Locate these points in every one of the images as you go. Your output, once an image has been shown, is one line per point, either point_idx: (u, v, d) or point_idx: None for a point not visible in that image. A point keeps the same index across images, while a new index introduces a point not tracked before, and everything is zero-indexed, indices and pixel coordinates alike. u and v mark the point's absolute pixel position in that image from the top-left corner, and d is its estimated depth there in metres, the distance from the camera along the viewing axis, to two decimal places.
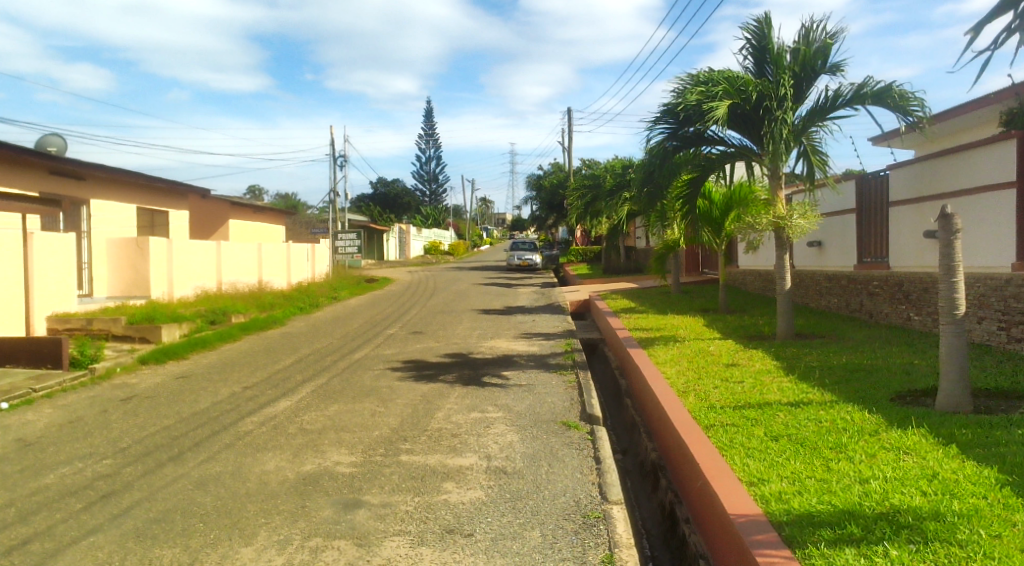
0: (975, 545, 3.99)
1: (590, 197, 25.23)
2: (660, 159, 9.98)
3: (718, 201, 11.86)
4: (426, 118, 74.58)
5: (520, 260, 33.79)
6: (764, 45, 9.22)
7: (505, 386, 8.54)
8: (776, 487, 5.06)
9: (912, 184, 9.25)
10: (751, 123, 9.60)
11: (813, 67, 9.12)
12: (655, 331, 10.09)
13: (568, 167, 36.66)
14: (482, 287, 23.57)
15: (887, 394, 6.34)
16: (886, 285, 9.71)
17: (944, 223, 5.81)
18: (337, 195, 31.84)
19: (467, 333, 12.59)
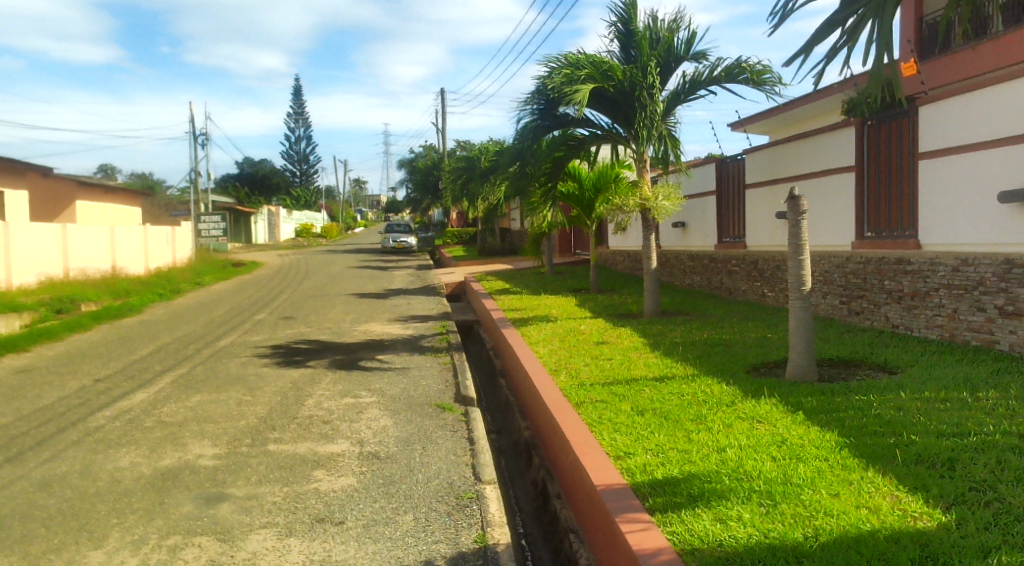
0: (817, 504, 4.47)
1: (464, 178, 24.90)
2: (531, 141, 10.08)
3: (588, 183, 12.07)
4: (298, 97, 72.70)
5: (394, 243, 33.40)
6: (632, 30, 9.44)
7: (378, 370, 8.43)
8: (641, 460, 5.30)
9: (764, 167, 9.78)
10: (616, 107, 9.84)
11: (672, 53, 9.45)
12: (530, 312, 10.21)
13: (442, 149, 36.67)
14: (356, 270, 23.13)
15: (744, 366, 6.69)
16: (741, 263, 10.23)
17: (792, 205, 6.10)
18: (198, 176, 30.29)
19: (340, 318, 12.35)
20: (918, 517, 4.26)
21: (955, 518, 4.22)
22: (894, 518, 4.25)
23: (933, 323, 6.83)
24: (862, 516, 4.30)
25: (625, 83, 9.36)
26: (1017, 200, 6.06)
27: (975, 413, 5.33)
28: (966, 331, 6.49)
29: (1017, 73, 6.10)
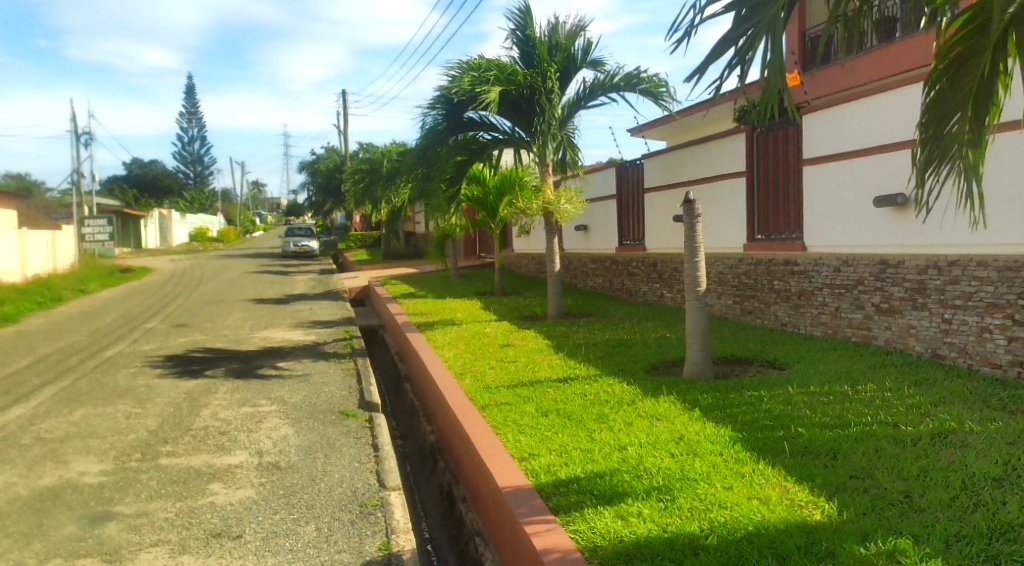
0: (712, 497, 4.64)
1: (368, 181, 24.64)
2: (436, 140, 10.16)
3: (491, 186, 12.10)
4: (189, 95, 70.25)
5: (296, 247, 32.61)
6: (530, 36, 9.51)
7: (278, 378, 8.22)
8: (545, 460, 5.36)
9: (661, 172, 10.08)
10: (519, 112, 9.94)
11: (571, 59, 9.68)
12: (435, 316, 10.17)
13: (343, 151, 36.26)
14: (254, 275, 22.49)
15: (644, 366, 6.87)
16: (642, 266, 10.55)
17: (689, 209, 6.30)
18: (80, 177, 28.69)
19: (238, 325, 11.95)
20: (805, 505, 4.49)
21: (837, 505, 4.47)
22: (782, 508, 4.47)
23: (817, 320, 7.39)
24: (753, 506, 4.50)
25: (526, 88, 9.51)
26: (889, 204, 6.57)
27: (855, 405, 5.66)
28: (846, 328, 7.04)
29: (890, 85, 6.53)
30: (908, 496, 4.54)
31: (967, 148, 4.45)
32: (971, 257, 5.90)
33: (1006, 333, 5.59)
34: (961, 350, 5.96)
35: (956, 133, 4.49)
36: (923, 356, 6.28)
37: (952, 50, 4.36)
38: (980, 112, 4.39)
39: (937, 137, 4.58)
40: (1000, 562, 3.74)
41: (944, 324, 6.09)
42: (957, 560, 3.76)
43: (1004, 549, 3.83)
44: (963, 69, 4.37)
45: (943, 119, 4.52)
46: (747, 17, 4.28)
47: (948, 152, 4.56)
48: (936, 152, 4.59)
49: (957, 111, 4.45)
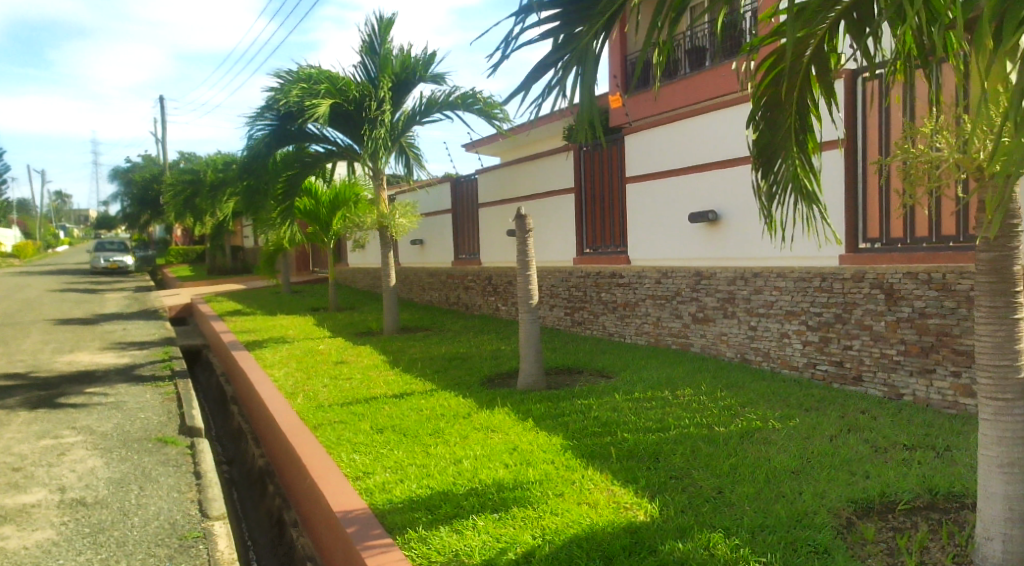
0: (544, 505, 4.76)
1: (189, 193, 23.69)
2: (261, 154, 10.14)
3: (325, 200, 12.21)
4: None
5: (107, 262, 30.31)
6: (379, 48, 9.68)
7: (85, 405, 7.56)
8: (380, 478, 5.27)
9: (495, 187, 10.48)
10: (352, 124, 10.14)
11: (411, 75, 9.86)
12: (264, 334, 9.73)
13: (163, 160, 34.38)
14: (56, 294, 20.60)
15: (480, 379, 6.97)
16: (477, 279, 10.88)
17: (520, 223, 6.47)
18: None
19: (39, 348, 10.85)
20: (630, 507, 4.71)
21: (659, 504, 4.72)
22: (609, 511, 4.65)
23: (641, 330, 8.06)
24: (582, 511, 4.66)
25: (359, 100, 9.74)
26: (702, 220, 7.22)
27: (674, 409, 6.04)
28: (667, 335, 7.74)
29: (703, 110, 7.19)
30: (720, 491, 4.88)
31: (799, 176, 4.78)
32: (772, 268, 6.66)
33: (802, 337, 6.40)
34: (764, 354, 6.74)
35: (787, 165, 4.84)
36: (733, 360, 7.03)
37: (764, 92, 4.75)
38: (801, 142, 4.76)
39: (771, 170, 4.95)
40: (797, 548, 4.11)
41: (751, 331, 6.85)
42: (761, 548, 4.10)
43: (801, 535, 4.22)
44: (776, 107, 4.77)
45: (772, 154, 4.88)
46: (561, 43, 4.10)
47: (784, 183, 4.90)
48: (776, 184, 4.92)
49: (780, 143, 4.82)
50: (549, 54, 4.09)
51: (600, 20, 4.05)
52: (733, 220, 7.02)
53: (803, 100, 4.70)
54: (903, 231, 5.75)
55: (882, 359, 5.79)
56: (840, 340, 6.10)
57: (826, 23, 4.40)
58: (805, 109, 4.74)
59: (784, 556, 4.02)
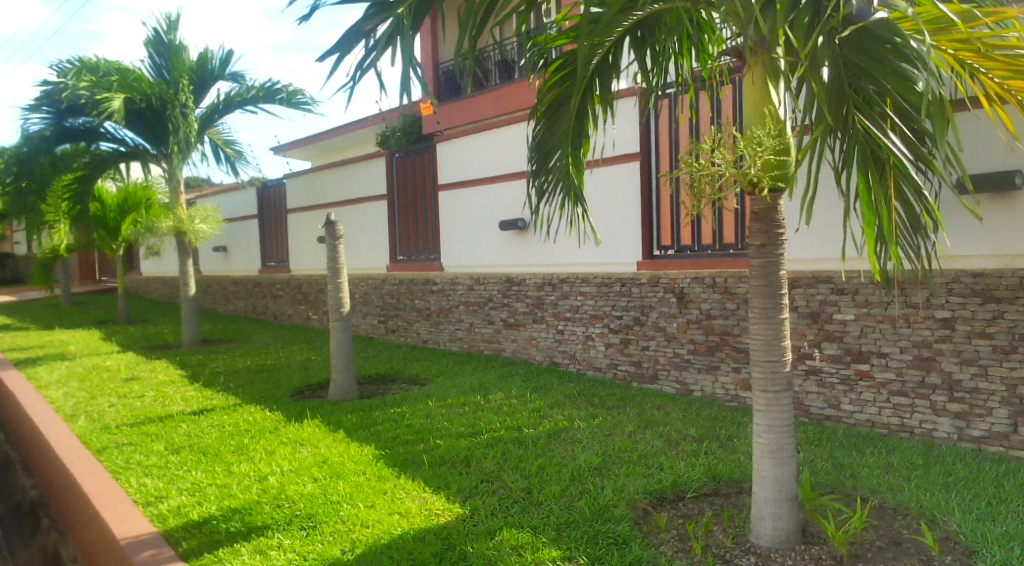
0: (355, 517, 4.64)
1: None
2: (40, 147, 9.44)
3: (112, 203, 11.53)
4: None
5: None
6: (167, 43, 9.28)
7: None
8: (175, 502, 4.90)
9: (302, 193, 10.96)
10: (146, 122, 9.63)
11: (208, 71, 9.67)
12: (39, 350, 8.81)
13: None
14: None
15: (288, 391, 6.76)
16: (286, 286, 11.36)
17: (330, 230, 6.35)
18: None
19: None
20: (441, 513, 4.70)
21: (469, 508, 4.75)
22: (420, 518, 4.62)
23: (455, 336, 8.25)
24: (394, 521, 4.58)
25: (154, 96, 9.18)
26: (513, 228, 7.50)
27: (486, 413, 6.18)
28: (481, 341, 7.96)
29: (510, 121, 7.52)
30: (529, 492, 5.00)
31: (568, 173, 5.26)
32: (577, 274, 7.02)
33: (605, 340, 6.78)
34: (571, 357, 7.10)
35: (561, 163, 5.32)
36: (542, 363, 7.37)
37: (549, 92, 5.26)
38: (576, 143, 5.26)
39: (545, 166, 5.40)
40: (599, 540, 4.30)
41: (558, 335, 7.20)
42: (567, 545, 4.24)
43: (602, 529, 4.41)
44: (560, 106, 5.28)
45: (547, 150, 5.37)
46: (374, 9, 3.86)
47: (554, 180, 5.39)
48: (547, 180, 5.40)
49: (557, 139, 5.30)
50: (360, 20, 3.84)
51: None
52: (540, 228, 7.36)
53: (584, 107, 5.21)
54: (690, 237, 6.24)
55: (674, 358, 6.26)
56: (638, 342, 6.51)
57: (613, 37, 4.91)
58: (585, 115, 5.25)
59: (587, 550, 4.18)
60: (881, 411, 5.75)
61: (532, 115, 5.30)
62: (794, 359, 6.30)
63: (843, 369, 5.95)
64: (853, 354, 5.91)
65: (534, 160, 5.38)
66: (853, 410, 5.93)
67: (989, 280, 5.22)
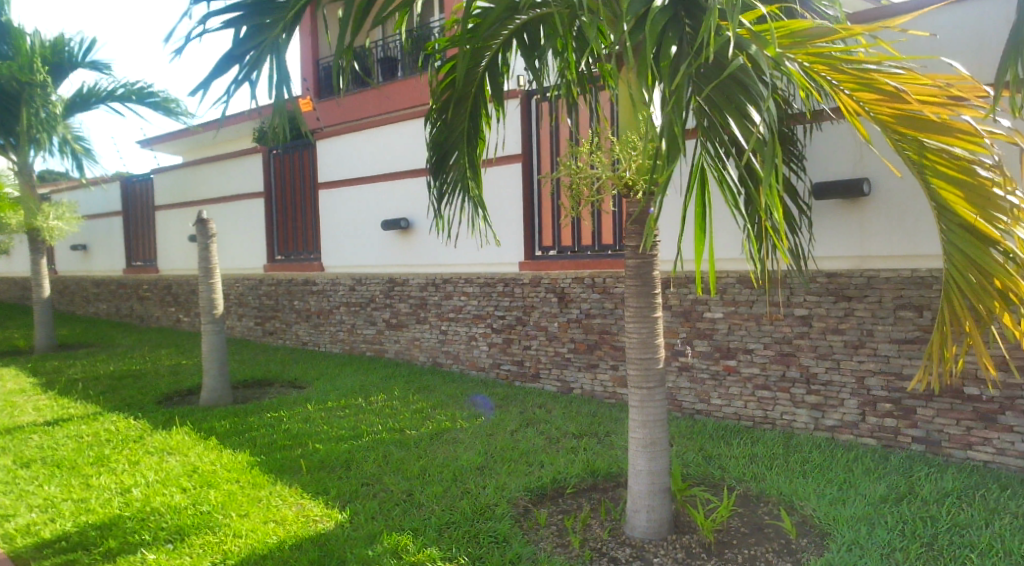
0: (227, 527, 4.45)
1: None
2: None
3: None
4: None
5: None
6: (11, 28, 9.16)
7: None
8: (24, 521, 4.54)
9: (172, 190, 10.76)
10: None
11: (67, 58, 9.50)
12: None
13: None
14: None
15: (154, 398, 6.45)
16: (154, 288, 11.17)
17: (202, 227, 6.25)
18: None
19: None
20: (319, 519, 4.58)
21: (349, 513, 4.65)
22: (298, 525, 4.48)
23: (336, 337, 8.37)
24: (269, 529, 4.42)
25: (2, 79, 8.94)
26: (395, 228, 7.53)
27: (367, 415, 6.12)
28: (363, 343, 8.03)
29: (394, 119, 7.61)
30: (410, 493, 4.96)
31: (467, 175, 5.17)
32: (460, 274, 7.08)
33: (487, 340, 6.88)
34: (455, 357, 7.17)
35: (458, 164, 5.21)
36: (426, 364, 7.42)
37: (444, 92, 5.06)
38: (472, 143, 5.16)
39: (442, 168, 5.24)
40: (479, 539, 4.31)
41: (442, 335, 7.25)
42: (447, 545, 4.22)
43: (483, 528, 4.42)
44: (456, 104, 5.06)
45: (445, 150, 5.20)
46: (246, 35, 3.70)
47: (453, 182, 5.26)
48: (446, 183, 5.25)
49: (455, 139, 5.15)
50: (233, 47, 3.67)
51: (287, 13, 3.70)
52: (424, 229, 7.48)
53: (478, 104, 5.11)
54: (569, 237, 6.38)
55: (556, 356, 6.41)
56: (520, 341, 6.64)
57: (501, 38, 4.83)
58: (478, 114, 5.16)
59: (468, 550, 4.18)
60: (747, 404, 6.10)
61: (426, 115, 5.08)
62: (667, 356, 6.59)
63: (713, 365, 6.27)
64: (721, 351, 6.25)
65: (431, 161, 5.20)
66: (721, 404, 6.26)
67: (841, 280, 5.63)
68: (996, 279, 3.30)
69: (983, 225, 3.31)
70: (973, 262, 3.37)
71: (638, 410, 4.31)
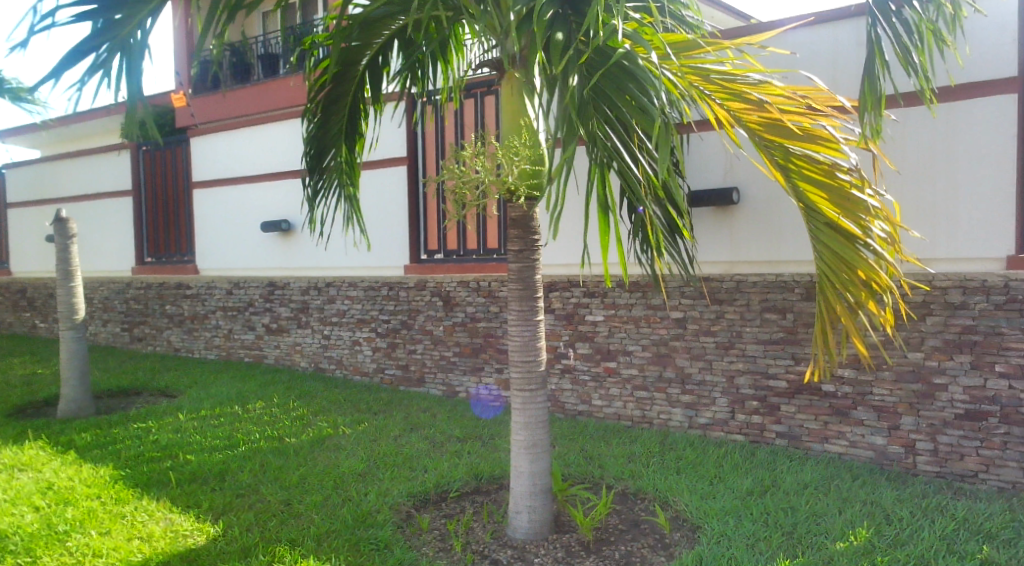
0: (84, 548, 4.17)
1: None
2: None
3: None
4: None
5: None
6: None
7: None
8: None
9: (30, 187, 10.14)
10: None
11: None
12: None
13: None
14: None
15: (7, 409, 6.02)
16: (7, 292, 10.45)
17: (61, 228, 5.96)
18: None
19: None
20: (190, 534, 4.37)
21: (222, 527, 4.45)
22: (165, 542, 4.25)
23: (212, 343, 8.21)
24: (133, 547, 4.17)
25: None
26: (275, 229, 7.43)
27: (243, 424, 5.94)
28: (239, 348, 7.94)
29: (269, 118, 7.52)
30: (288, 503, 4.80)
31: (343, 174, 5.05)
32: (343, 278, 7.08)
33: (371, 344, 6.88)
34: (338, 362, 7.14)
35: (334, 163, 5.07)
36: (307, 369, 7.37)
37: (322, 88, 4.84)
38: (350, 142, 5.03)
39: (318, 165, 5.08)
40: (359, 547, 4.23)
41: (324, 340, 7.24)
42: (325, 555, 4.12)
43: (363, 536, 4.33)
44: (334, 104, 4.91)
45: (321, 147, 5.04)
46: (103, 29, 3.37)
47: (330, 179, 5.11)
48: (321, 180, 5.10)
49: (332, 137, 5.00)
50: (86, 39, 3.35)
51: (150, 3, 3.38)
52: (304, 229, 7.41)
53: (357, 102, 4.95)
54: (452, 241, 6.46)
55: (441, 360, 6.44)
56: (405, 345, 6.66)
57: (381, 39, 4.69)
58: (357, 113, 5.00)
59: (346, 558, 4.09)
60: (626, 405, 6.31)
61: (303, 111, 4.87)
62: (550, 358, 6.73)
63: (594, 367, 6.47)
64: (602, 353, 6.45)
65: (307, 158, 5.03)
66: (602, 404, 6.46)
67: (714, 284, 5.90)
68: (858, 271, 3.57)
69: (846, 224, 3.57)
70: (838, 258, 3.61)
71: (515, 410, 4.36)
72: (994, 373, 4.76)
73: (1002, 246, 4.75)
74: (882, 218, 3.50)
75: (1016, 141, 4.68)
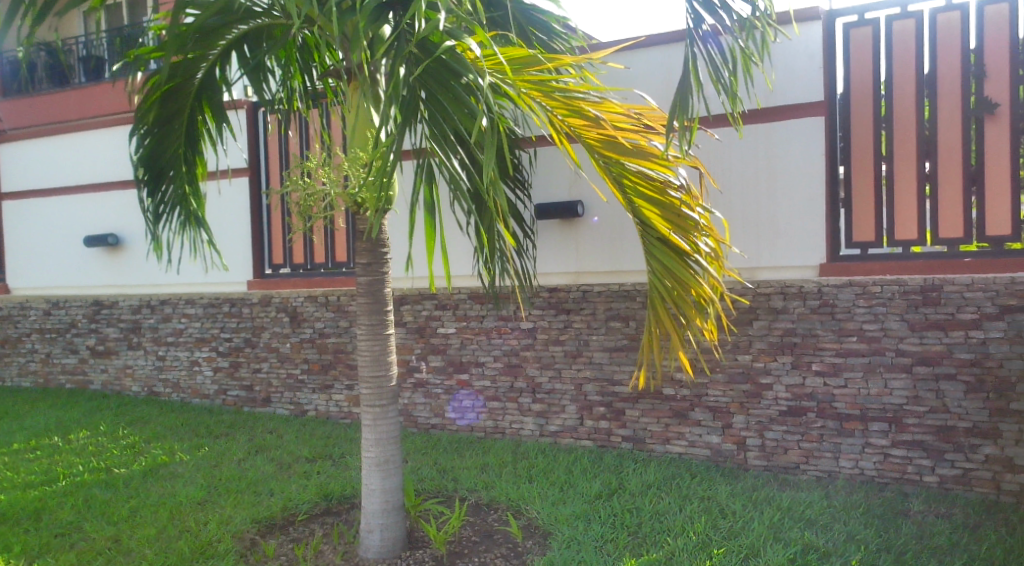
0: None
1: None
2: None
3: None
4: None
5: None
6: None
7: None
8: None
9: None
10: None
11: None
12: None
13: None
14: None
15: None
16: None
17: None
18: None
19: None
20: None
21: None
22: None
23: (27, 369, 7.58)
24: None
25: None
26: (100, 244, 6.94)
27: (63, 456, 5.48)
28: (60, 374, 7.37)
29: (94, 123, 7.07)
30: (117, 540, 4.41)
31: (184, 197, 4.78)
32: (180, 296, 6.71)
33: (212, 364, 6.57)
34: (174, 385, 6.76)
35: (174, 184, 4.79)
36: (138, 394, 6.93)
37: (154, 107, 4.49)
38: (190, 161, 4.75)
39: (157, 187, 4.80)
40: None
41: (158, 361, 6.83)
42: None
43: None
44: (168, 123, 4.60)
45: (158, 169, 4.74)
46: None
47: (172, 202, 4.84)
48: (162, 203, 4.83)
49: (170, 157, 4.70)
50: None
51: None
52: (133, 245, 6.96)
53: (193, 118, 4.66)
54: (298, 255, 6.28)
55: (288, 379, 6.24)
56: (248, 365, 6.42)
57: (217, 50, 4.44)
58: (195, 134, 4.73)
59: None
60: (479, 416, 6.34)
61: (133, 130, 4.54)
62: (402, 372, 6.67)
63: (446, 380, 6.47)
64: (454, 366, 6.47)
65: (143, 178, 4.74)
66: (455, 417, 6.46)
67: (561, 294, 6.06)
68: (689, 287, 3.75)
69: (676, 240, 3.78)
70: (670, 273, 3.80)
71: (364, 427, 4.24)
72: (812, 371, 5.17)
73: (816, 255, 5.18)
74: (707, 233, 3.74)
75: (824, 160, 5.13)
